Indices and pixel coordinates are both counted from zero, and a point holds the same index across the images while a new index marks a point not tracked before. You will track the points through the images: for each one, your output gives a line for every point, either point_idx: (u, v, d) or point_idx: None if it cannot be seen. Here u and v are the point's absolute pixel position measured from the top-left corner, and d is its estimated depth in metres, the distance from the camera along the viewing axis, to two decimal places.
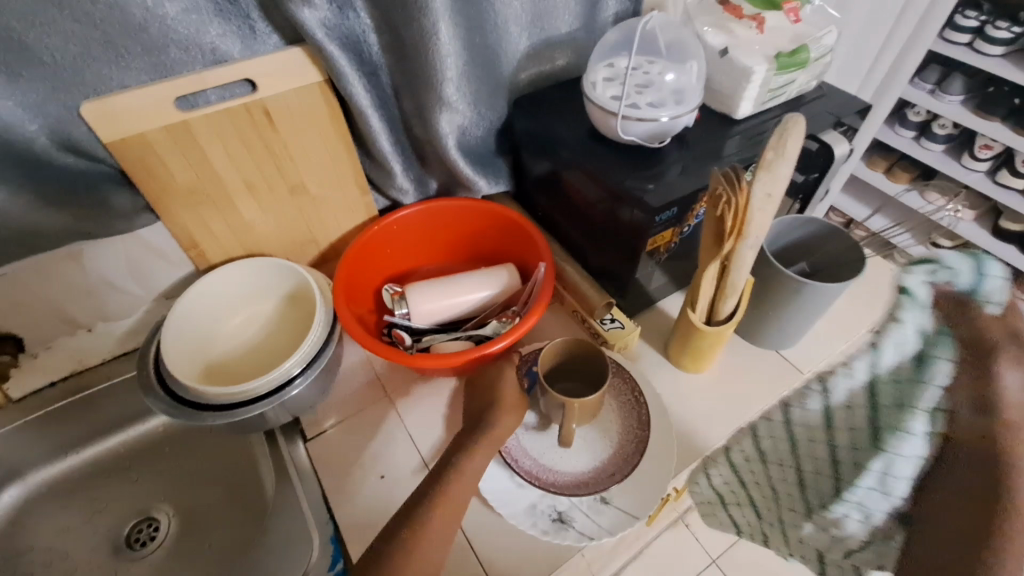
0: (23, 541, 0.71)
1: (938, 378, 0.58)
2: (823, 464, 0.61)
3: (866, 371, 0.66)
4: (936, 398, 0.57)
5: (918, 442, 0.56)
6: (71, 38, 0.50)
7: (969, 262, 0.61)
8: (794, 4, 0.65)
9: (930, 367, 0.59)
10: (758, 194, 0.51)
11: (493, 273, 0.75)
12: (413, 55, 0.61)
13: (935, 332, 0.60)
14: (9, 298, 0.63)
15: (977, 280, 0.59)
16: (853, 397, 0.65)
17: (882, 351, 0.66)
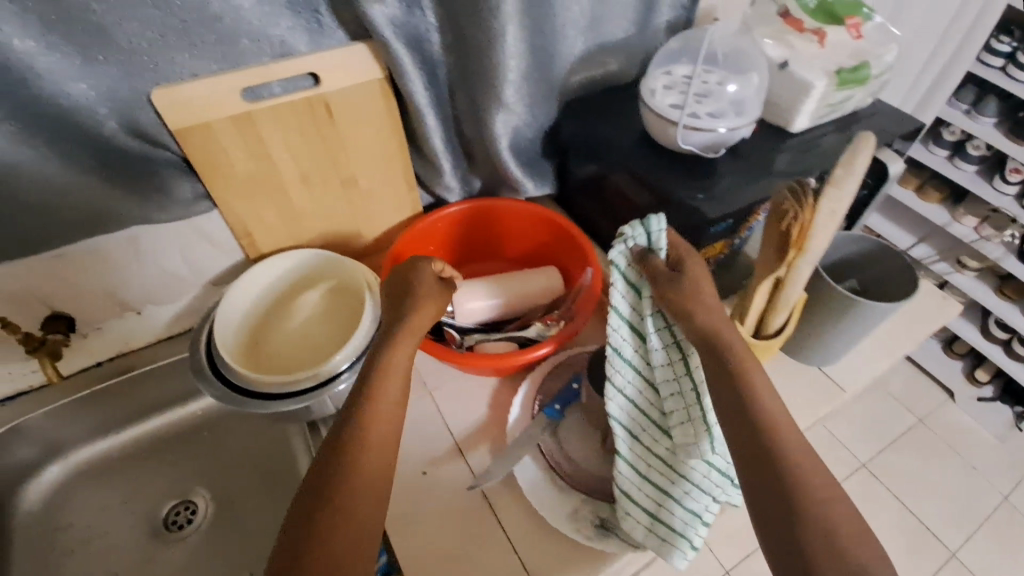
0: (63, 518, 0.72)
1: (649, 320, 0.55)
2: (628, 466, 0.56)
3: (628, 343, 0.56)
4: (662, 334, 0.56)
5: (677, 368, 0.55)
6: (150, 25, 0.50)
7: (643, 224, 0.56)
8: (854, 21, 0.66)
9: (645, 305, 0.56)
10: (823, 211, 0.52)
11: (540, 275, 0.76)
12: (475, 55, 0.62)
13: (640, 279, 0.56)
14: (64, 278, 0.64)
15: (650, 236, 0.55)
16: (630, 384, 0.56)
17: (618, 307, 0.56)
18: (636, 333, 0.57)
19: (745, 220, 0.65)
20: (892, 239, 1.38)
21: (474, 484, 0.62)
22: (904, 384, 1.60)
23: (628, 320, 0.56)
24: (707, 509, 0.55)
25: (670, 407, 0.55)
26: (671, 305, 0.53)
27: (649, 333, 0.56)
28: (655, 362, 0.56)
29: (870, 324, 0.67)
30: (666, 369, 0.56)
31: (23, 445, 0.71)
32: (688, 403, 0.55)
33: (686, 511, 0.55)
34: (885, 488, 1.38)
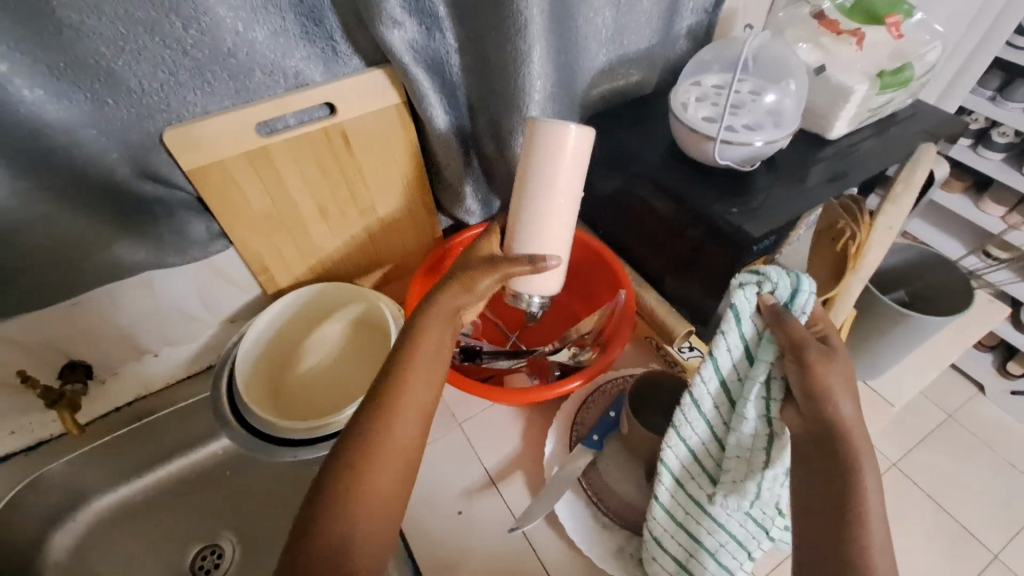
0: (86, 569, 0.70)
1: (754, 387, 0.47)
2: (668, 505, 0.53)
3: (708, 400, 0.50)
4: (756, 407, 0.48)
5: (758, 440, 0.49)
6: (160, 65, 0.47)
7: (792, 277, 0.46)
8: (895, 19, 0.63)
9: (756, 370, 0.47)
10: (881, 227, 0.48)
11: (566, 152, 0.50)
12: (498, 76, 0.59)
13: (763, 336, 0.47)
14: (81, 326, 0.61)
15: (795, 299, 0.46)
16: (696, 435, 0.51)
17: (716, 359, 0.49)
18: (727, 393, 0.50)
19: (786, 234, 0.61)
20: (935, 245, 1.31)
21: (515, 528, 0.58)
22: None
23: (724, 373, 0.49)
24: (740, 565, 0.53)
25: (727, 466, 0.51)
26: (808, 373, 0.43)
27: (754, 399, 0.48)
28: (739, 421, 0.49)
29: (923, 338, 0.63)
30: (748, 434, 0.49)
31: (44, 497, 0.69)
32: (749, 471, 0.50)
33: (732, 548, 0.52)
34: (922, 490, 1.33)
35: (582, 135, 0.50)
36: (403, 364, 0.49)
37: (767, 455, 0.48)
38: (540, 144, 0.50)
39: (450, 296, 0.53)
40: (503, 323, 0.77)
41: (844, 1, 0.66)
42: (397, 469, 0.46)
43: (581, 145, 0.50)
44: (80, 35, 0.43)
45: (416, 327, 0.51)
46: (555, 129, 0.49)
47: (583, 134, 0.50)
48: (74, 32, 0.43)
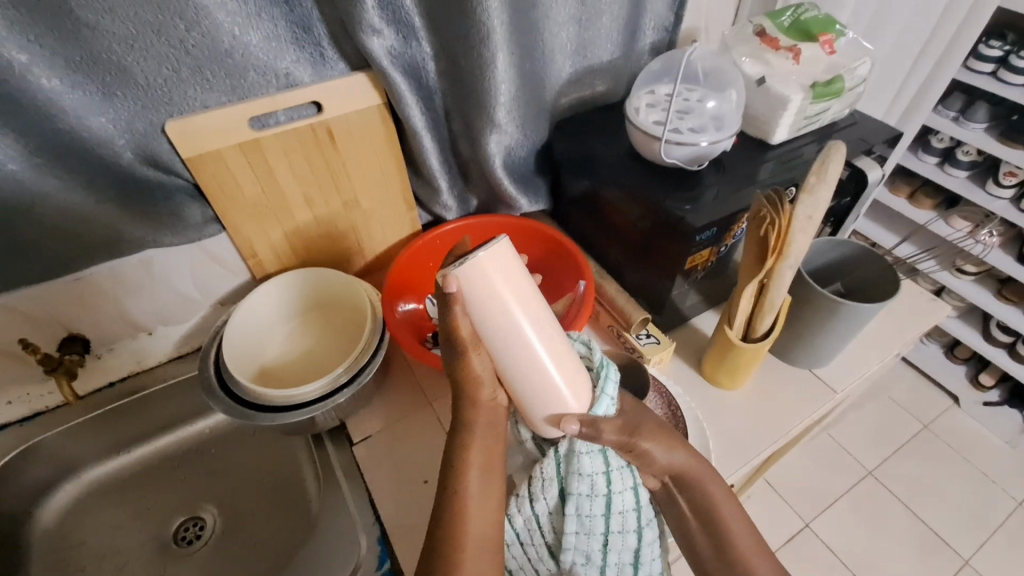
0: (74, 536, 0.74)
1: (601, 495, 0.49)
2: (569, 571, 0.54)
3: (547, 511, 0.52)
4: (597, 500, 0.49)
5: (597, 504, 0.50)
6: (165, 62, 0.54)
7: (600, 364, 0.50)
8: (828, 37, 0.71)
9: (577, 494, 0.49)
10: (800, 217, 0.54)
11: (486, 282, 0.42)
12: (469, 81, 0.65)
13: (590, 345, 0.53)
14: (80, 302, 0.67)
15: (605, 375, 0.49)
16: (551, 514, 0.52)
17: (575, 477, 0.49)
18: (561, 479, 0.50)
19: (730, 226, 0.66)
20: (877, 239, 1.39)
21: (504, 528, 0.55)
22: (908, 390, 1.55)
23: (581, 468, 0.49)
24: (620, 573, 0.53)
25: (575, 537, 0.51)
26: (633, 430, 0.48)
27: (590, 475, 0.49)
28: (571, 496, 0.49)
29: (860, 325, 0.68)
30: (586, 491, 0.49)
31: (37, 464, 0.73)
32: (590, 520, 0.50)
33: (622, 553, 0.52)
34: (896, 497, 1.34)
35: (495, 252, 0.43)
36: (456, 482, 0.46)
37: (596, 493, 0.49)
38: (474, 301, 0.43)
39: (477, 402, 0.48)
40: None
41: (783, 20, 0.73)
42: (484, 564, 0.44)
43: (492, 267, 0.43)
44: (95, 32, 0.50)
45: (460, 443, 0.47)
46: (468, 269, 0.42)
47: (485, 266, 0.42)
48: (89, 30, 0.49)
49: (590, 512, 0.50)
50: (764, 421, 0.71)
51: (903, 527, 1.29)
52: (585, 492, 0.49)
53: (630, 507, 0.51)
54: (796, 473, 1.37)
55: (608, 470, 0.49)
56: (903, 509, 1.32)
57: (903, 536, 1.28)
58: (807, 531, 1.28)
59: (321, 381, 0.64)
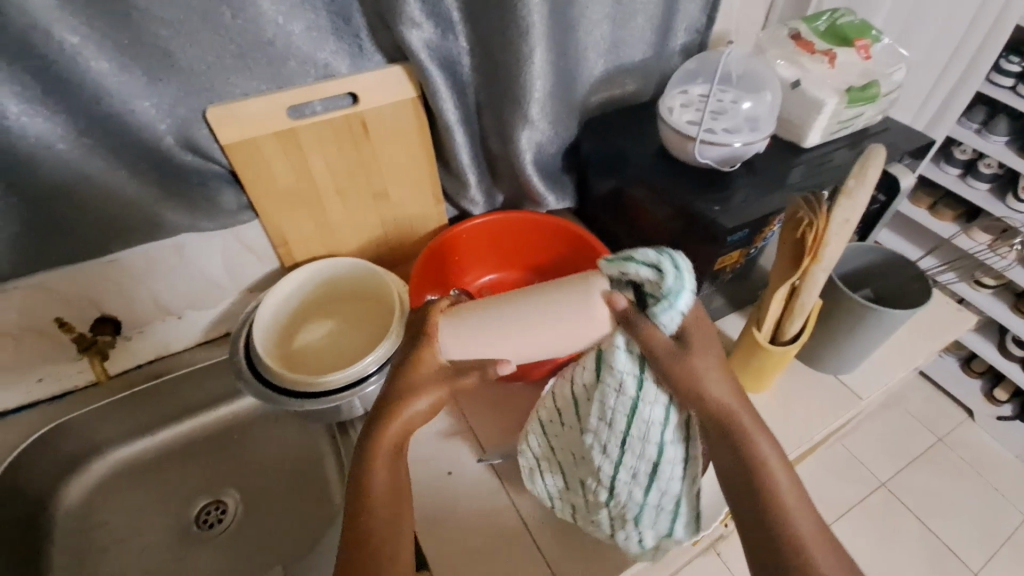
0: (95, 517, 0.74)
1: (627, 396, 0.51)
2: (581, 462, 0.58)
3: (580, 386, 0.56)
4: (623, 399, 0.52)
5: (623, 403, 0.52)
6: (209, 49, 0.55)
7: (674, 281, 0.47)
8: (864, 42, 0.71)
9: (608, 380, 0.52)
10: (837, 219, 0.54)
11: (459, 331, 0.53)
12: (504, 76, 0.66)
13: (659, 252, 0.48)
14: (114, 283, 0.68)
15: (671, 305, 0.48)
16: (580, 390, 0.56)
17: (612, 367, 0.52)
18: (598, 362, 0.53)
19: (762, 228, 0.66)
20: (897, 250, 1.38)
21: (484, 460, 0.67)
22: (924, 402, 1.53)
23: (620, 361, 0.51)
24: (631, 492, 0.54)
25: (594, 424, 0.55)
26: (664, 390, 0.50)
27: (625, 372, 0.51)
28: (602, 382, 0.53)
29: (888, 331, 0.68)
30: (617, 383, 0.52)
31: (63, 444, 0.74)
32: (612, 414, 0.53)
33: (638, 469, 0.53)
34: (909, 510, 1.32)
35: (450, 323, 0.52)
36: None
37: (627, 389, 0.51)
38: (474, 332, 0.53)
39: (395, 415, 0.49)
40: None
41: (818, 25, 0.73)
42: None
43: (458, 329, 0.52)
44: (145, 17, 0.50)
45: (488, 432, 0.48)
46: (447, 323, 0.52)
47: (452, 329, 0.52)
48: (140, 14, 0.50)
49: (614, 407, 0.53)
50: (789, 424, 0.71)
51: (915, 541, 1.28)
52: (613, 387, 0.52)
53: (656, 420, 0.51)
54: (808, 482, 1.35)
55: (642, 374, 0.51)
56: (915, 522, 1.31)
57: (914, 549, 1.27)
58: None
59: (346, 372, 0.65)
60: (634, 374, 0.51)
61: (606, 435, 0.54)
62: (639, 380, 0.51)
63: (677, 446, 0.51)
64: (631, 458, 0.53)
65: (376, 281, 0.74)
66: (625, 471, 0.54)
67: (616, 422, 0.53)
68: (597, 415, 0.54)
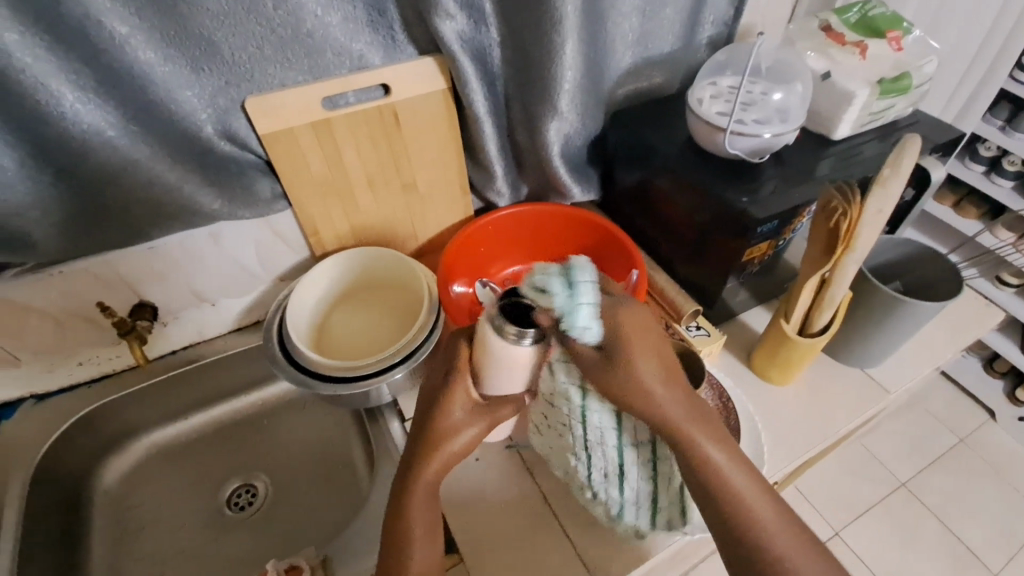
0: (132, 497, 0.76)
1: (576, 405, 0.53)
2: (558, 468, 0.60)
3: (539, 407, 0.58)
4: (574, 408, 0.53)
5: (576, 414, 0.53)
6: (250, 39, 0.56)
7: (568, 301, 0.41)
8: (895, 34, 0.70)
9: (557, 394, 0.53)
10: (870, 210, 0.54)
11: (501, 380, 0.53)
12: (534, 68, 0.67)
13: (560, 273, 0.42)
14: (154, 270, 0.69)
15: (575, 322, 0.42)
16: (538, 407, 0.58)
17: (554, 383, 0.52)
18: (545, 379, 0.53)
19: (791, 220, 0.66)
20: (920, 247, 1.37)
21: (511, 446, 0.68)
22: (945, 403, 1.51)
23: (561, 379, 0.51)
24: (607, 493, 0.57)
25: (559, 434, 0.57)
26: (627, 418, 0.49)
27: (569, 387, 0.51)
28: (556, 400, 0.54)
29: (919, 325, 0.67)
30: (567, 398, 0.52)
31: (101, 426, 0.76)
32: (572, 425, 0.55)
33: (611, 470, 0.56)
34: (928, 510, 1.31)
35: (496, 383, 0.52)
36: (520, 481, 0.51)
37: (577, 402, 0.52)
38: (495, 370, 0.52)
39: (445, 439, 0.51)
40: None
41: (850, 16, 0.73)
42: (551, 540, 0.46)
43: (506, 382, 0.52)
44: (191, 8, 0.52)
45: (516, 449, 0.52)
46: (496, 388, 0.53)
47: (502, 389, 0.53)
48: (187, 6, 0.51)
49: (569, 417, 0.54)
50: (815, 416, 0.71)
51: (934, 541, 1.27)
52: (561, 399, 0.53)
53: (608, 424, 0.54)
54: (826, 480, 1.35)
55: (583, 387, 0.51)
56: (934, 522, 1.30)
57: (932, 549, 1.26)
58: (836, 539, 1.27)
59: (375, 360, 0.66)
60: (577, 388, 0.51)
61: (573, 443, 0.56)
62: (582, 390, 0.51)
63: (636, 448, 0.54)
64: (602, 460, 0.56)
65: (405, 274, 0.75)
66: (599, 474, 0.56)
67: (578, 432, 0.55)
68: (560, 427, 0.56)
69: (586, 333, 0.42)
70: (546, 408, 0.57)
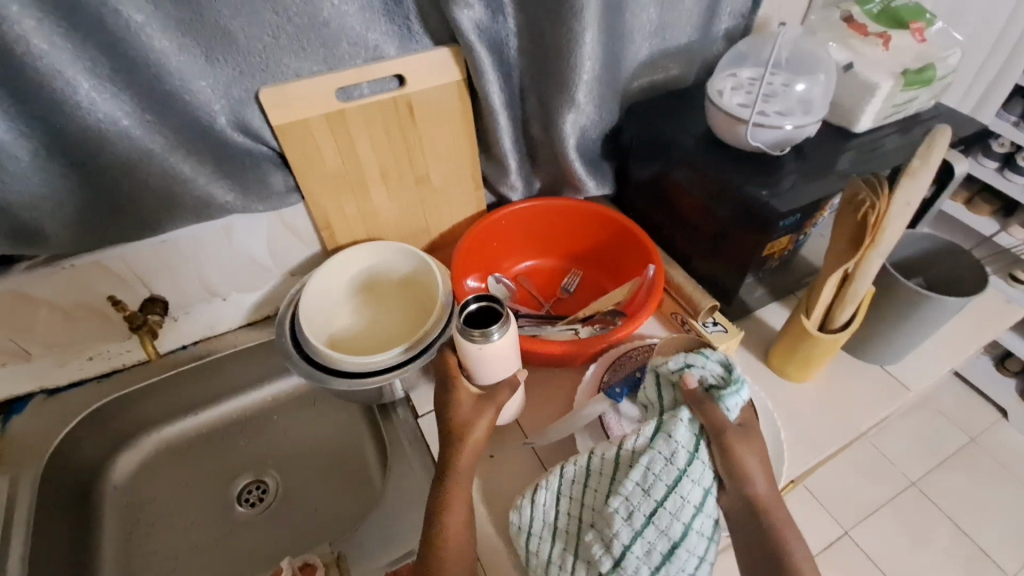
0: (144, 492, 0.76)
1: (677, 467, 0.49)
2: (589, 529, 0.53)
3: (620, 450, 0.53)
4: (671, 470, 0.49)
5: (668, 472, 0.49)
6: (266, 28, 0.55)
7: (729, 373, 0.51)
8: (919, 25, 0.69)
9: (662, 442, 0.50)
10: (898, 202, 0.52)
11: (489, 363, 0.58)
12: (552, 59, 0.66)
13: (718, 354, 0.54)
14: (166, 263, 0.69)
15: (738, 393, 0.50)
16: (619, 453, 0.53)
17: (671, 432, 0.50)
18: (658, 425, 0.52)
19: (813, 214, 0.65)
20: None
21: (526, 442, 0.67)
22: (957, 402, 1.49)
23: (681, 431, 0.50)
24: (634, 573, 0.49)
25: (624, 490, 0.51)
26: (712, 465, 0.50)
27: (683, 443, 0.50)
28: (653, 449, 0.50)
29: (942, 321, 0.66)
30: (669, 453, 0.50)
31: (112, 421, 0.75)
32: (654, 484, 0.49)
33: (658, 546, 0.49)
34: (940, 510, 1.30)
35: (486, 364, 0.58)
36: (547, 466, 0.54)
37: (682, 462, 0.49)
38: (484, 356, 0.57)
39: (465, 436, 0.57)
40: (539, 293, 0.83)
41: (872, 7, 0.72)
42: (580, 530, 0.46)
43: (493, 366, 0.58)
44: None
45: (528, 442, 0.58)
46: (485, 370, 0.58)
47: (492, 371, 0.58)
48: None
49: (657, 475, 0.50)
50: (834, 414, 0.70)
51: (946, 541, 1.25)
52: (665, 454, 0.50)
53: (694, 500, 0.49)
54: (836, 480, 1.33)
55: (695, 451, 0.49)
56: (945, 522, 1.28)
57: (944, 549, 1.25)
58: (847, 540, 1.25)
59: (387, 355, 0.65)
60: (687, 449, 0.49)
61: (633, 505, 0.50)
62: (691, 454, 0.49)
63: (702, 537, 0.49)
64: (653, 533, 0.49)
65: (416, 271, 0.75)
66: (641, 543, 0.49)
67: (652, 494, 0.49)
68: (631, 482, 0.51)
69: (737, 402, 0.50)
70: (628, 457, 0.52)
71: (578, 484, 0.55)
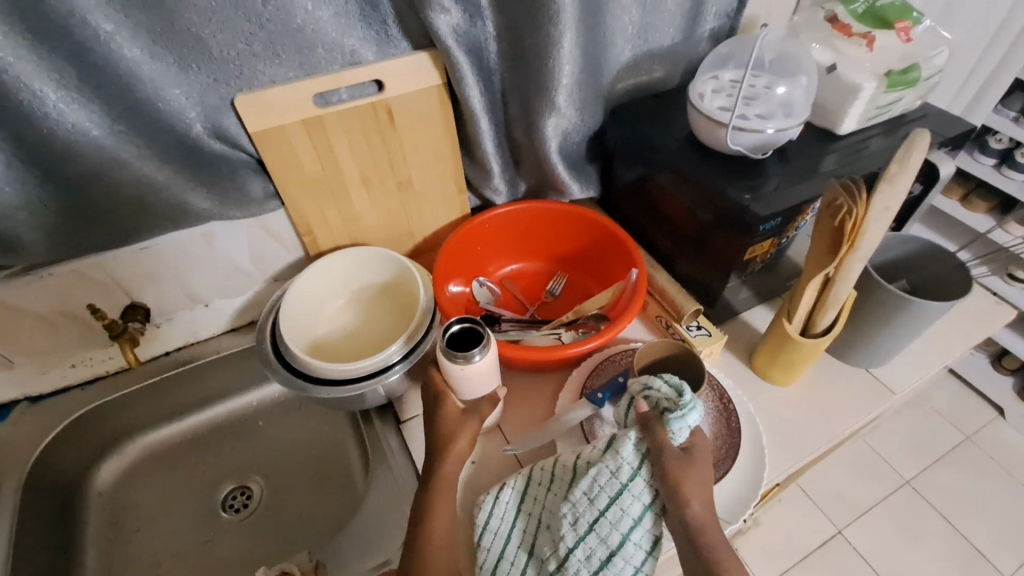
0: (128, 498, 0.76)
1: (619, 479, 0.50)
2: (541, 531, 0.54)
3: (580, 459, 0.54)
4: (613, 481, 0.50)
5: (611, 484, 0.50)
6: (239, 35, 0.55)
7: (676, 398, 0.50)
8: (905, 24, 0.68)
9: (610, 455, 0.51)
10: (876, 207, 0.52)
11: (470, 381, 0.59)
12: (531, 62, 0.65)
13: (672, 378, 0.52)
14: (146, 270, 0.69)
15: (684, 417, 0.49)
16: (577, 462, 0.54)
17: (618, 447, 0.51)
18: (610, 441, 0.52)
19: (795, 218, 0.65)
20: None
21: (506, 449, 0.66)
22: (953, 400, 1.48)
23: (625, 449, 0.50)
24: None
25: (574, 498, 0.52)
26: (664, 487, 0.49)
27: (629, 459, 0.50)
28: (602, 461, 0.51)
29: (926, 324, 0.65)
30: (614, 467, 0.50)
31: (96, 427, 0.75)
32: (599, 494, 0.50)
33: (598, 553, 0.50)
34: (933, 509, 1.30)
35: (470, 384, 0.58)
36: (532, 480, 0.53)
37: (623, 475, 0.50)
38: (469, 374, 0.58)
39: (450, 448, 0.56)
40: (523, 297, 0.82)
41: (857, 6, 0.71)
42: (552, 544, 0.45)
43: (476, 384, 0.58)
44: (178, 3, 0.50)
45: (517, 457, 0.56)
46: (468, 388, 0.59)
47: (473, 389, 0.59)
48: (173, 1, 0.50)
49: (602, 486, 0.50)
50: (817, 418, 0.70)
51: (938, 540, 1.25)
52: (611, 466, 0.50)
53: (632, 514, 0.49)
54: (829, 479, 1.33)
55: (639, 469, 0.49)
56: (938, 521, 1.28)
57: (936, 548, 1.24)
58: (838, 539, 1.25)
59: (368, 362, 0.65)
60: (630, 465, 0.50)
61: (577, 513, 0.51)
62: (634, 470, 0.49)
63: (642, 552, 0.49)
64: (595, 541, 0.50)
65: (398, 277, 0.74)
66: (583, 548, 0.50)
67: (595, 504, 0.50)
68: (579, 490, 0.52)
69: (681, 429, 0.49)
70: (582, 467, 0.53)
71: (537, 490, 0.56)
